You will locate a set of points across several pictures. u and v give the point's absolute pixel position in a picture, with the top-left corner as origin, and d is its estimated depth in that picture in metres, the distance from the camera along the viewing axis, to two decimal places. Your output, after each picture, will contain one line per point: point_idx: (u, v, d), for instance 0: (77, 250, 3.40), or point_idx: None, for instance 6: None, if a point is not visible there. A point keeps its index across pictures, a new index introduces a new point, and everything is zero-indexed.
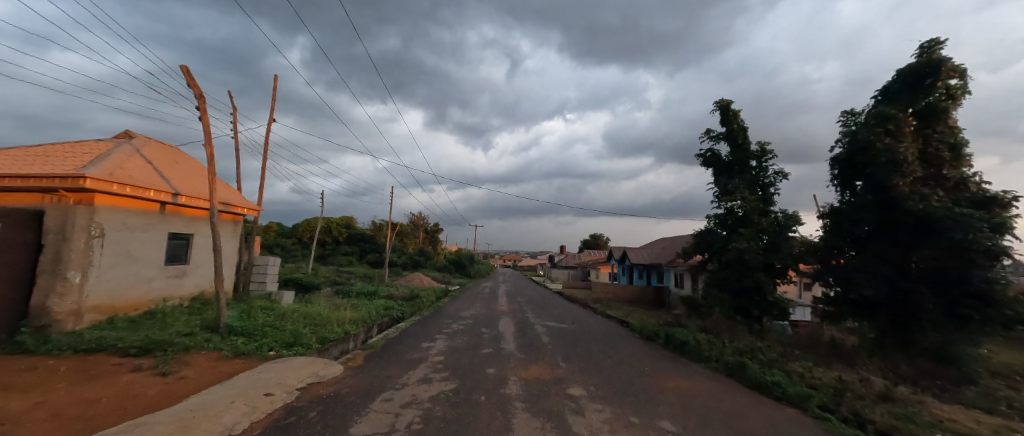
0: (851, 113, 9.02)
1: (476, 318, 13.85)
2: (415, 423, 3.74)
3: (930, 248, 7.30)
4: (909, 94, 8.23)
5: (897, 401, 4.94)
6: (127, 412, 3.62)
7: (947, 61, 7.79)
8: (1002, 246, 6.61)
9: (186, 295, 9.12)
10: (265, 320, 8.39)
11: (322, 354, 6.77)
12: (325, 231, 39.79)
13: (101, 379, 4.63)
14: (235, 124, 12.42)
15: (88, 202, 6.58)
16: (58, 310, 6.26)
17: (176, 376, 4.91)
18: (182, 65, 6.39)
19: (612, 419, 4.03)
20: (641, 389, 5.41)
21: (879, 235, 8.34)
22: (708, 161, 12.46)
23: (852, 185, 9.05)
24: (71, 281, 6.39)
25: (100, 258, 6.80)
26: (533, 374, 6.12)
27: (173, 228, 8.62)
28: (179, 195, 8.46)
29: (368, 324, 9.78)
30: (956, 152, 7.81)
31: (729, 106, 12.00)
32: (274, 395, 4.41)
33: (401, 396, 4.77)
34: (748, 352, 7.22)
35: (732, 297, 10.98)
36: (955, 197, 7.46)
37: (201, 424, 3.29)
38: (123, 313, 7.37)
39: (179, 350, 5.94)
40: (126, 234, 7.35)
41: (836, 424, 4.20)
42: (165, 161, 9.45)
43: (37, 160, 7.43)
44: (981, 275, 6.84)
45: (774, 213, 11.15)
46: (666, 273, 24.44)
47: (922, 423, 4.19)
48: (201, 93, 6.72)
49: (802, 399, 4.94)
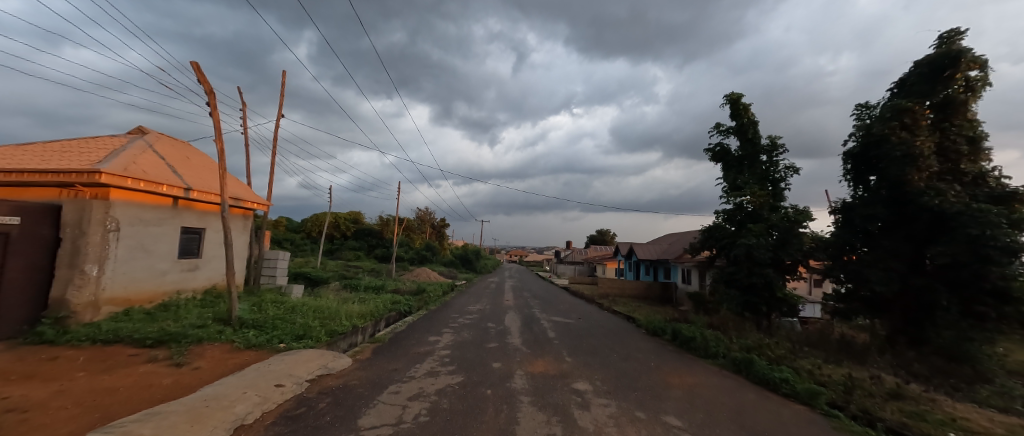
0: (865, 106, 8.82)
1: (482, 312, 13.94)
2: (422, 416, 3.78)
3: (946, 244, 7.16)
4: (927, 85, 8.01)
5: (907, 399, 4.88)
6: (144, 401, 3.73)
7: (968, 52, 7.55)
8: (1020, 243, 6.40)
9: (198, 288, 9.30)
10: (274, 313, 8.54)
11: (331, 347, 6.86)
12: (333, 226, 40.25)
13: (118, 370, 4.75)
14: (245, 120, 12.59)
15: (103, 197, 6.73)
16: (77, 302, 6.45)
17: (191, 367, 5.03)
18: (193, 62, 6.48)
19: (617, 414, 4.05)
20: (647, 385, 5.41)
21: (893, 231, 8.19)
22: (717, 155, 12.29)
23: (865, 180, 8.88)
24: (88, 274, 6.55)
25: (116, 252, 6.96)
26: (540, 369, 6.15)
27: (186, 222, 8.77)
28: (191, 190, 8.59)
29: (375, 317, 9.89)
30: (975, 145, 7.60)
31: (739, 100, 11.81)
32: (285, 386, 4.50)
33: (408, 389, 4.82)
34: (756, 349, 7.17)
35: (740, 293, 10.87)
36: (973, 192, 7.28)
37: (215, 414, 3.37)
38: (138, 305, 7.53)
39: (192, 341, 6.07)
40: (140, 228, 7.50)
41: (845, 422, 4.16)
42: (177, 156, 9.60)
43: (53, 156, 7.59)
44: (997, 271, 6.66)
45: (784, 208, 10.97)
46: (673, 269, 24.35)
47: (934, 421, 4.14)
48: (211, 89, 6.81)
49: (810, 395, 4.89)
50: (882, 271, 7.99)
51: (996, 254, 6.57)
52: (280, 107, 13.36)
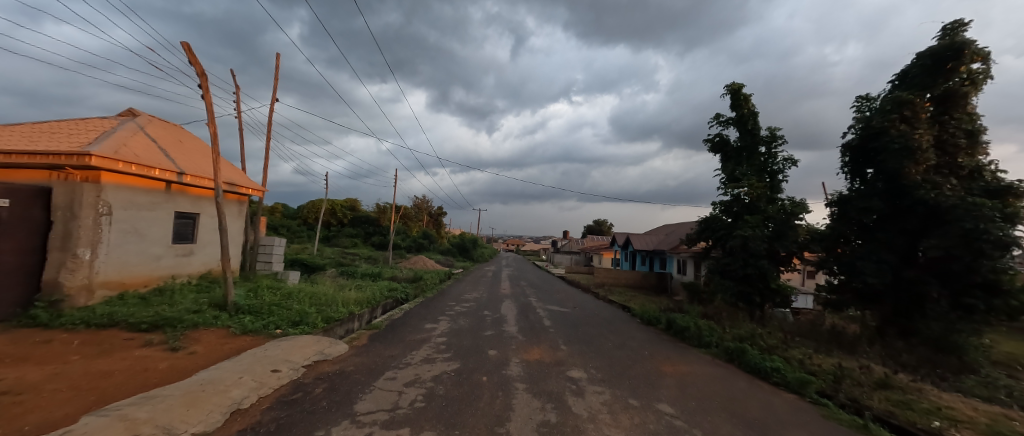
0: (866, 98, 8.78)
1: (479, 300, 14.02)
2: (418, 401, 3.82)
3: (939, 237, 7.23)
4: (929, 77, 7.95)
5: (895, 389, 4.96)
6: (139, 385, 3.73)
7: (971, 43, 7.49)
8: (1012, 236, 6.47)
9: (193, 273, 9.29)
10: (270, 299, 8.54)
11: (328, 333, 6.89)
12: (330, 213, 40.30)
13: (114, 353, 4.74)
14: (238, 104, 12.33)
15: (94, 180, 6.64)
16: (70, 285, 6.41)
17: (187, 351, 5.03)
18: (182, 42, 6.31)
19: (611, 401, 4.10)
20: (641, 373, 5.46)
21: (888, 224, 8.25)
22: (716, 146, 12.23)
23: (862, 173, 8.90)
24: (81, 258, 6.51)
25: (108, 236, 6.88)
26: (535, 356, 6.20)
27: (179, 207, 8.67)
28: (185, 174, 8.46)
29: (372, 304, 9.94)
30: (972, 139, 7.61)
31: (739, 90, 11.71)
32: (281, 371, 4.51)
33: (404, 375, 4.86)
34: (748, 338, 7.24)
35: (735, 283, 10.94)
36: (968, 186, 7.32)
37: (211, 398, 3.38)
38: (133, 289, 7.51)
39: (188, 326, 6.06)
40: (133, 212, 7.40)
41: (833, 410, 4.25)
42: (169, 140, 9.44)
43: (42, 137, 7.48)
44: (988, 264, 6.77)
45: (781, 200, 10.99)
46: (669, 259, 24.60)
47: (920, 410, 4.23)
48: (202, 71, 6.66)
49: (801, 384, 4.97)
50: (875, 263, 8.05)
51: (988, 248, 6.65)
52: (274, 90, 13.08)
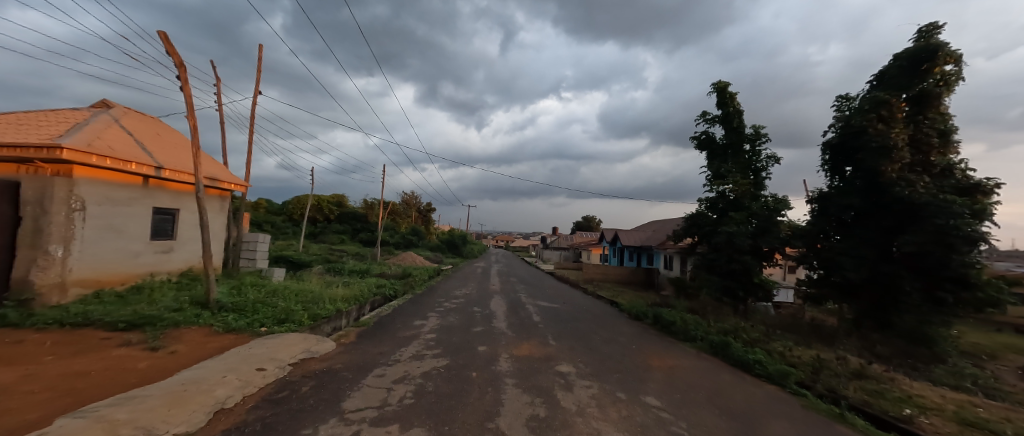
0: (846, 97, 9.02)
1: (468, 297, 14.01)
2: (407, 398, 3.80)
3: (913, 233, 7.49)
4: (906, 78, 8.20)
5: (870, 379, 5.15)
6: (118, 385, 3.62)
7: (944, 46, 7.76)
8: (980, 232, 6.76)
9: (173, 270, 9.03)
10: (255, 296, 8.38)
11: (315, 331, 6.79)
12: (316, 209, 39.62)
13: (90, 354, 4.59)
14: (220, 97, 11.98)
15: (66, 174, 6.39)
16: (42, 283, 6.16)
17: (168, 351, 4.90)
18: (159, 32, 6.09)
19: (599, 395, 4.16)
20: (629, 367, 5.54)
21: (865, 220, 8.52)
22: (702, 144, 12.42)
23: (841, 171, 9.17)
24: (53, 255, 6.26)
25: (82, 232, 6.64)
26: (524, 352, 6.23)
27: (158, 202, 8.40)
28: (163, 169, 8.19)
29: (360, 301, 9.84)
30: (945, 138, 7.90)
31: (726, 88, 11.90)
32: (267, 370, 4.43)
33: (393, 372, 4.83)
34: (732, 332, 7.42)
35: (720, 279, 11.17)
36: (941, 183, 7.61)
37: (195, 398, 3.30)
38: (110, 287, 7.27)
39: (169, 325, 5.90)
40: (109, 207, 7.14)
41: (812, 400, 4.39)
42: (146, 132, 9.12)
43: (10, 129, 7.14)
44: (958, 259, 7.06)
45: (764, 197, 11.25)
46: (656, 255, 24.97)
47: (893, 398, 4.40)
48: (181, 61, 6.44)
49: (782, 376, 5.11)
50: (853, 258, 8.32)
51: (958, 243, 6.94)
52: (257, 82, 12.73)
